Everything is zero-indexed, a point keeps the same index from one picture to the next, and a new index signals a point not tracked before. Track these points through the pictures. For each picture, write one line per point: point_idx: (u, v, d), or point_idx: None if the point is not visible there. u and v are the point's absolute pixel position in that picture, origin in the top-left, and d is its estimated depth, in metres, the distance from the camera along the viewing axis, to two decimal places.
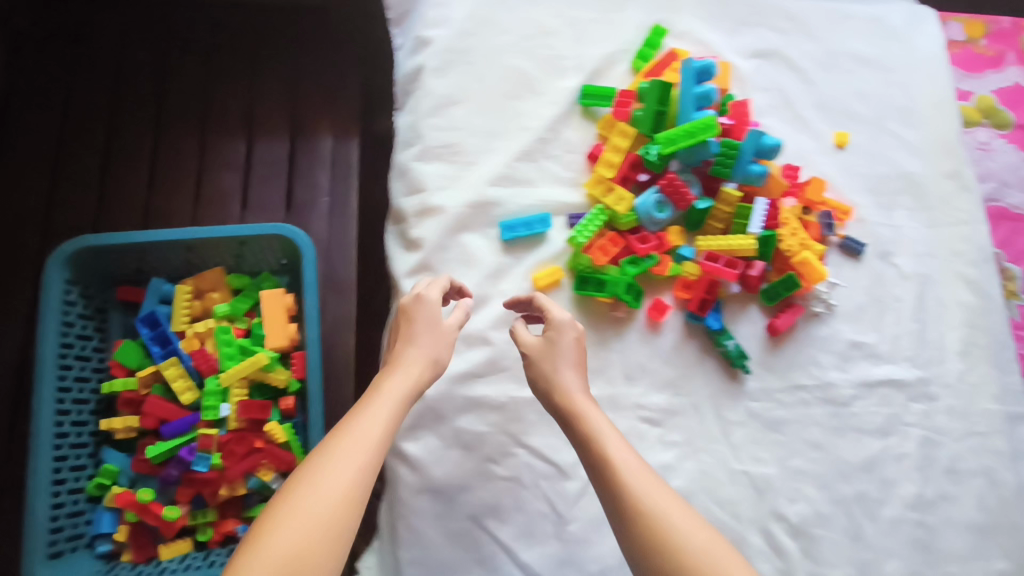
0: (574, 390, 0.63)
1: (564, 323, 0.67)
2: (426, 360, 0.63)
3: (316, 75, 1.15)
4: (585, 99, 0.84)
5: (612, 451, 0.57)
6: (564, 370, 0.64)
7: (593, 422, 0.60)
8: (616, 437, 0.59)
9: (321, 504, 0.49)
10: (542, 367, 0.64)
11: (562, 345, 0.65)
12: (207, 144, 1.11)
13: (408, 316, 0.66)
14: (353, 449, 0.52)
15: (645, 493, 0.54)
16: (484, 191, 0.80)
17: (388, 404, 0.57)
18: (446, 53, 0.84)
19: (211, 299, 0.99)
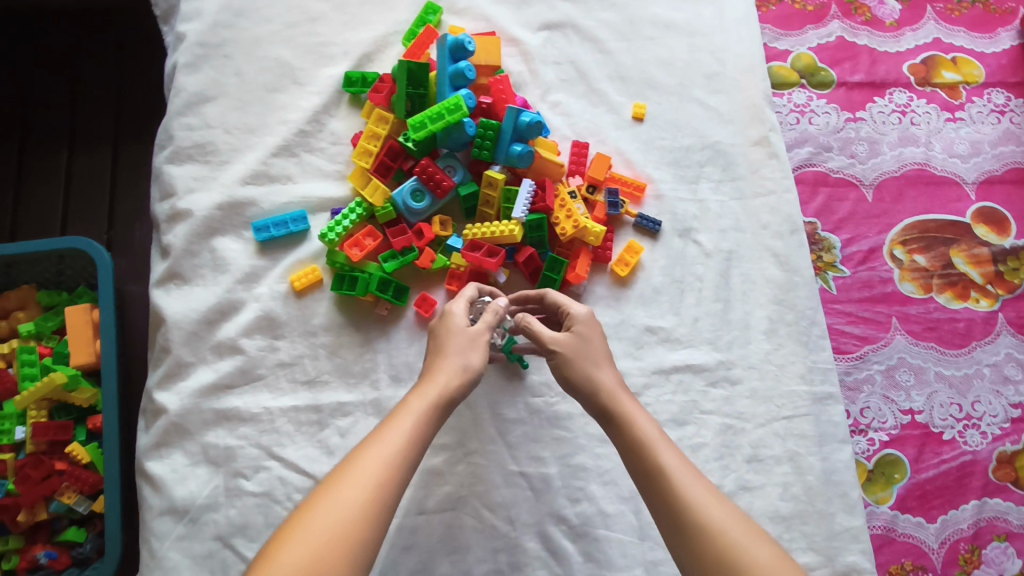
0: (610, 389, 0.61)
1: (583, 320, 0.65)
2: (465, 365, 0.61)
3: (139, 79, 1.11)
4: (348, 86, 0.81)
5: (670, 450, 0.56)
6: (596, 368, 0.62)
7: (639, 421, 0.59)
8: (663, 438, 0.58)
9: (339, 525, 0.47)
10: (580, 365, 0.62)
11: (589, 343, 0.64)
12: (26, 157, 1.08)
13: (442, 326, 0.64)
14: (370, 473, 0.50)
15: (691, 487, 0.53)
16: (236, 192, 0.77)
17: (410, 420, 0.55)
18: (197, 48, 0.81)
19: (16, 318, 0.96)
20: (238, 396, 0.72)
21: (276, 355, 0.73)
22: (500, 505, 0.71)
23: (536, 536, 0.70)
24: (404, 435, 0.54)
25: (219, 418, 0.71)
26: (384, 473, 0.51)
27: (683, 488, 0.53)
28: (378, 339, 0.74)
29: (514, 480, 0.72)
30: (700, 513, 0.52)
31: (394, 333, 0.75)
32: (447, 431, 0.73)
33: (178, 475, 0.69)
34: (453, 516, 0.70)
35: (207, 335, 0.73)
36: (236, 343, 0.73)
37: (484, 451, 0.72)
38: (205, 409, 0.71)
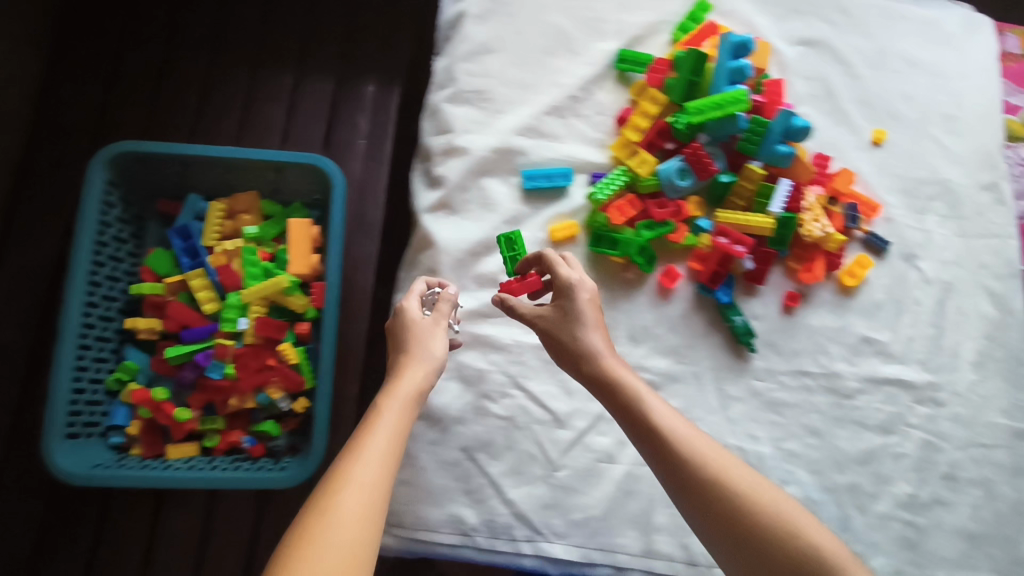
0: (600, 351, 0.62)
1: (569, 286, 0.65)
2: (429, 355, 0.64)
3: (371, 20, 1.18)
4: (620, 63, 0.86)
5: (682, 428, 0.58)
6: (588, 337, 0.62)
7: (648, 400, 0.60)
8: (658, 402, 0.60)
9: (360, 505, 0.50)
10: (559, 336, 0.64)
11: (579, 309, 0.64)
12: (256, 73, 1.14)
13: (399, 323, 0.67)
14: (377, 460, 0.54)
15: (726, 471, 0.56)
16: (511, 139, 0.82)
17: (393, 409, 0.58)
18: (487, 2, 0.86)
19: (242, 221, 1.02)
20: (493, 325, 0.78)
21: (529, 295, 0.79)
22: None
23: None
24: (391, 421, 0.58)
25: (475, 341, 0.77)
26: (383, 460, 0.54)
27: (707, 472, 0.56)
28: (621, 299, 0.80)
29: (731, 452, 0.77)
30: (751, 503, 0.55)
31: (636, 295, 0.81)
32: (674, 395, 0.79)
33: (434, 386, 0.75)
34: None
35: (471, 265, 0.79)
36: (496, 278, 0.79)
37: (705, 419, 0.78)
38: (463, 330, 0.77)
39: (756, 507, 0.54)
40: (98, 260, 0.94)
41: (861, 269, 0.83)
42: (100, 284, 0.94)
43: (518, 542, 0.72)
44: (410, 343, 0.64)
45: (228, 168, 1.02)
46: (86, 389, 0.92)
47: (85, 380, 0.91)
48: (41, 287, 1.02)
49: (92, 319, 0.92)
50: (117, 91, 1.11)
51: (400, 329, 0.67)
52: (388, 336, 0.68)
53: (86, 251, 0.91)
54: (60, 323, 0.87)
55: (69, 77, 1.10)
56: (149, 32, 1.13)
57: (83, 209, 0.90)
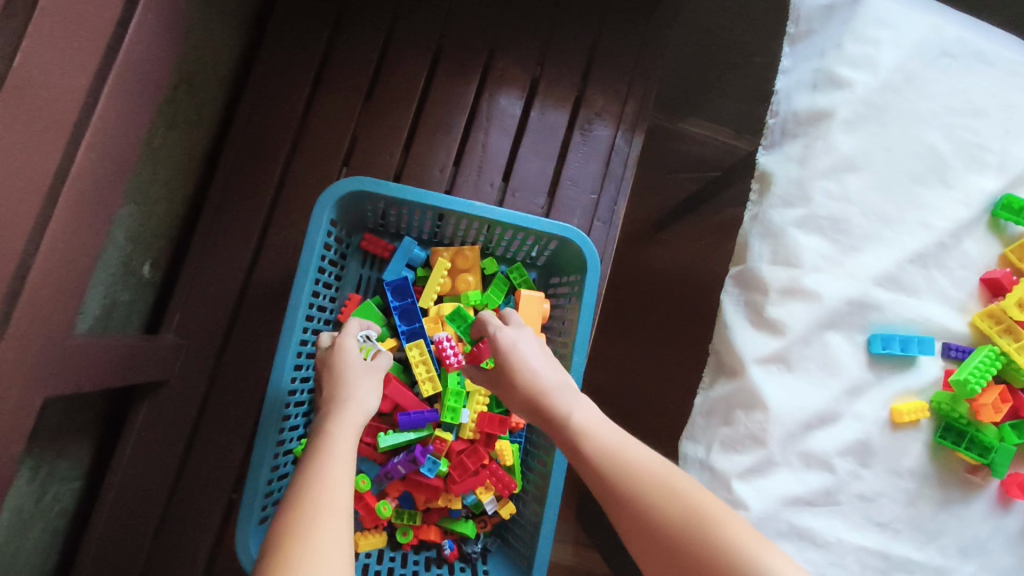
0: (543, 377, 0.67)
1: (507, 345, 0.70)
2: (365, 399, 0.66)
3: (617, 45, 1.00)
4: (1002, 210, 0.71)
5: (609, 442, 0.60)
6: (522, 371, 0.68)
7: (573, 415, 0.63)
8: (599, 432, 0.61)
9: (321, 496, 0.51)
10: (501, 382, 0.70)
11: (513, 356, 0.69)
12: (483, 94, 0.97)
13: (331, 364, 0.70)
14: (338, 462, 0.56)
15: (652, 482, 0.55)
16: (869, 290, 0.68)
17: (348, 430, 0.61)
18: (860, 105, 0.70)
19: (465, 282, 0.87)
20: (815, 516, 0.65)
21: (859, 484, 0.66)
22: None
23: None
24: (350, 440, 0.60)
25: (794, 533, 0.64)
26: (346, 464, 0.56)
27: (631, 483, 0.55)
28: (958, 503, 0.67)
29: None
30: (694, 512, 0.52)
31: (974, 502, 0.68)
32: None
33: None
34: None
35: (800, 438, 0.65)
36: (827, 461, 0.65)
37: None
38: (782, 519, 0.64)
39: (664, 515, 0.52)
40: (309, 314, 0.79)
41: None
42: (307, 342, 0.79)
43: None
44: (346, 377, 0.68)
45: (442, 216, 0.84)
46: (280, 462, 0.79)
47: (281, 454, 0.78)
48: (220, 316, 0.88)
49: (296, 386, 0.78)
50: (323, 89, 0.94)
51: (339, 365, 0.70)
52: (322, 377, 0.71)
53: (303, 306, 0.76)
54: (268, 394, 0.73)
55: (270, 62, 0.93)
56: (364, 19, 0.95)
57: (306, 257, 0.76)
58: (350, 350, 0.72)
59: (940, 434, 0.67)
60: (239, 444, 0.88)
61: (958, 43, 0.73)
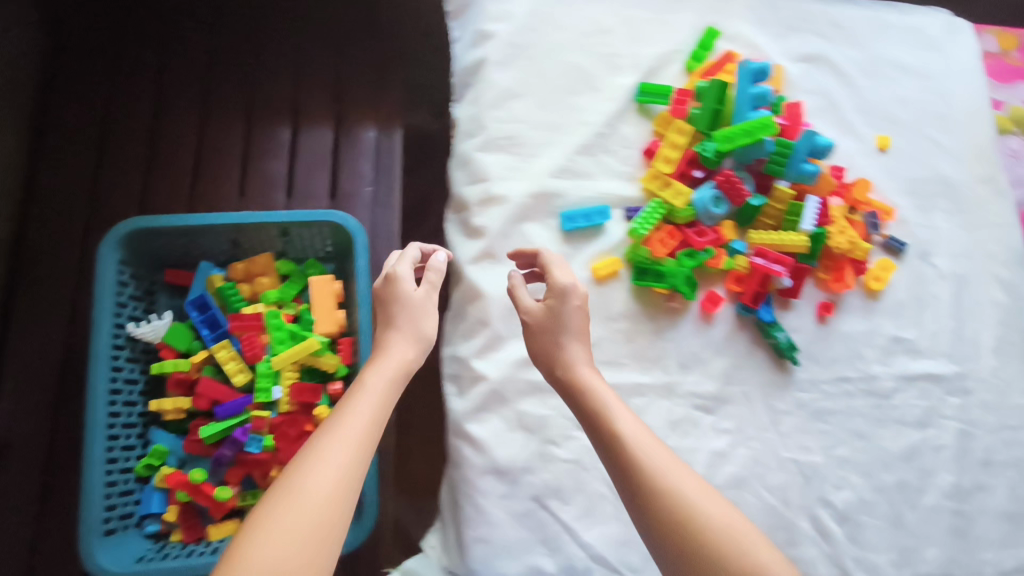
0: (578, 363, 0.66)
1: (559, 291, 0.69)
2: (421, 334, 0.69)
3: (358, 62, 1.16)
4: (642, 96, 0.87)
5: (635, 428, 0.61)
6: (559, 341, 0.68)
7: (609, 396, 0.64)
8: (624, 411, 0.63)
9: (319, 489, 0.53)
10: (544, 338, 0.68)
11: (564, 314, 0.68)
12: (251, 132, 1.11)
13: (388, 293, 0.71)
14: (339, 443, 0.57)
15: (678, 481, 0.57)
16: (546, 184, 0.82)
17: (382, 381, 0.64)
18: (507, 47, 0.86)
19: (261, 283, 1.00)
20: None
21: None
22: (775, 487, 0.79)
23: (807, 516, 0.79)
24: (356, 421, 0.59)
25: (534, 389, 0.77)
26: (355, 451, 0.57)
27: (663, 475, 0.57)
28: (668, 329, 0.82)
29: (787, 465, 0.80)
30: (687, 510, 0.55)
31: (682, 324, 0.82)
32: (727, 416, 0.81)
33: (497, 439, 0.75)
34: (738, 494, 0.78)
35: None
36: None
37: (760, 437, 0.81)
38: (520, 378, 0.77)
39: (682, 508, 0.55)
40: (116, 344, 0.90)
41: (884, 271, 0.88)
42: (121, 369, 0.90)
43: None
44: (399, 320, 0.69)
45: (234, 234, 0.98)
46: (118, 479, 0.88)
47: (116, 471, 0.87)
48: (50, 379, 0.97)
49: (117, 408, 0.88)
50: (107, 164, 1.07)
51: (393, 298, 0.71)
52: (375, 305, 0.72)
53: (104, 336, 0.87)
54: (86, 417, 0.83)
55: (55, 156, 1.06)
56: (133, 99, 1.10)
57: (98, 294, 0.87)
58: (405, 278, 0.71)
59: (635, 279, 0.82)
60: None
61: None
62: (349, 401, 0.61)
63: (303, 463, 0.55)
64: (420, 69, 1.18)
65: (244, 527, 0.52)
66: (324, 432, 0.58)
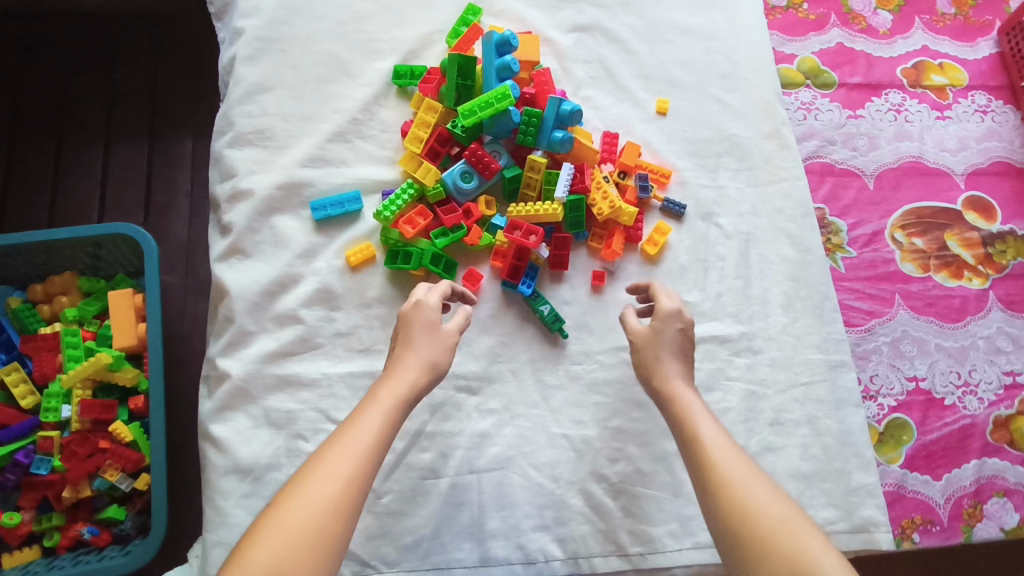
0: (675, 378, 0.68)
1: (673, 312, 0.72)
2: (434, 363, 0.66)
3: (173, 76, 1.16)
4: (398, 79, 0.86)
5: (710, 428, 0.62)
6: (664, 359, 0.69)
7: (697, 409, 0.64)
8: (707, 417, 0.64)
9: (314, 507, 0.51)
10: (646, 354, 0.70)
11: (666, 333, 0.70)
12: (63, 153, 1.11)
13: (415, 320, 0.68)
14: (347, 459, 0.55)
15: (741, 477, 0.57)
16: (296, 173, 0.82)
17: (391, 394, 0.61)
18: (256, 42, 0.86)
19: (59, 302, 0.98)
20: (298, 362, 0.76)
21: (333, 325, 0.78)
22: (544, 465, 0.76)
23: (578, 493, 0.76)
24: (373, 431, 0.58)
25: (281, 383, 0.75)
26: (361, 461, 0.55)
27: (726, 472, 0.57)
28: None
29: (557, 441, 0.77)
30: (745, 503, 0.54)
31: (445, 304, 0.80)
32: (493, 396, 0.78)
33: (241, 437, 0.73)
34: (502, 475, 0.75)
35: (268, 305, 0.77)
36: (295, 314, 0.77)
37: (528, 415, 0.78)
38: (267, 373, 0.75)
39: (738, 504, 0.55)
40: None
41: (659, 233, 0.85)
42: None
43: None
44: (415, 341, 0.67)
45: (44, 253, 0.99)
46: None
47: None
48: None
49: None
50: None
51: (427, 326, 0.68)
52: (401, 326, 0.69)
53: None
54: None
55: None
56: None
57: None
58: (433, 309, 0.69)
59: (388, 260, 0.79)
60: None
61: None
62: (362, 413, 0.60)
63: (298, 486, 0.53)
64: (205, 74, 1.16)
65: (252, 530, 0.51)
66: (340, 446, 0.56)
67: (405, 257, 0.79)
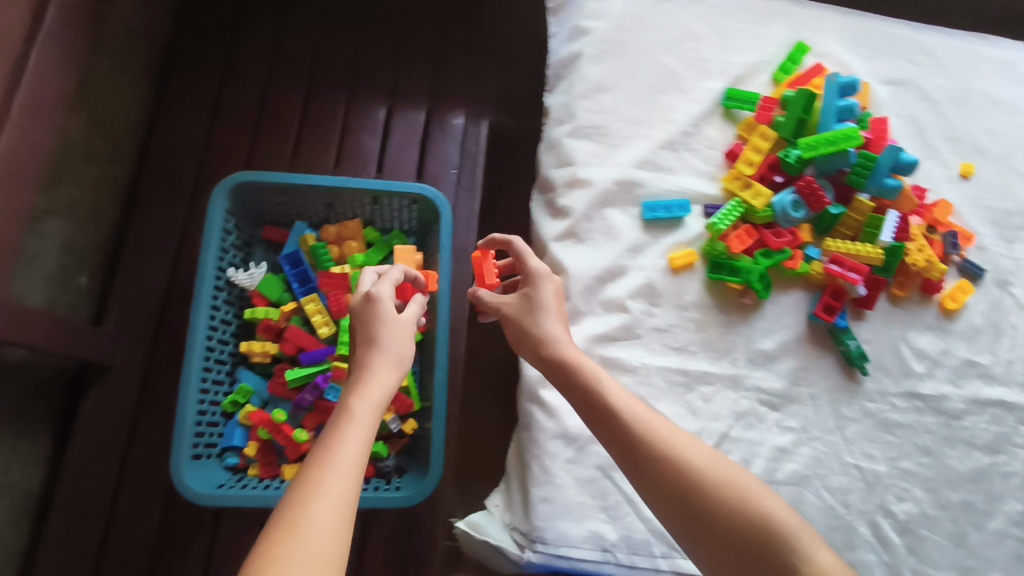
0: (557, 341, 0.70)
1: (541, 276, 0.75)
2: (399, 359, 0.68)
3: (458, 56, 1.24)
4: (728, 101, 0.91)
5: (619, 396, 0.65)
6: (543, 320, 0.72)
7: (602, 380, 0.67)
8: (613, 382, 0.67)
9: (324, 519, 0.52)
10: (521, 320, 0.73)
11: (540, 295, 0.73)
12: (351, 106, 1.19)
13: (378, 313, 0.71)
14: (352, 450, 0.57)
15: (663, 445, 0.61)
16: (631, 173, 0.87)
17: (371, 408, 0.62)
18: (602, 44, 0.92)
19: (350, 247, 1.06)
20: (621, 348, 0.82)
21: (653, 319, 0.83)
22: (837, 490, 0.79)
23: (867, 522, 0.79)
24: (363, 442, 0.59)
25: (604, 364, 0.81)
26: (356, 468, 0.56)
27: (658, 447, 0.61)
28: (740, 323, 0.84)
29: (850, 470, 0.80)
30: (689, 479, 0.60)
31: (753, 320, 0.85)
32: (792, 415, 0.82)
33: (568, 406, 0.79)
34: (799, 491, 0.79)
35: (598, 290, 0.83)
36: (622, 303, 0.83)
37: (824, 439, 0.82)
38: (594, 353, 0.81)
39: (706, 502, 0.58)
40: (218, 283, 0.97)
41: (962, 291, 0.88)
42: (219, 308, 0.97)
43: (656, 558, 0.75)
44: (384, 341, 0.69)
45: (333, 197, 1.05)
46: (208, 410, 0.95)
47: (207, 402, 0.94)
48: (152, 310, 1.05)
49: (213, 343, 0.95)
50: (219, 122, 1.15)
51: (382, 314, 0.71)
52: (359, 317, 0.72)
53: (210, 274, 0.94)
54: (187, 346, 0.91)
55: (173, 106, 1.14)
56: (247, 69, 1.18)
57: (206, 236, 0.94)
58: (386, 298, 0.72)
59: (709, 271, 0.85)
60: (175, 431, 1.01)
61: None
62: (339, 425, 0.60)
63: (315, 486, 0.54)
64: (490, 60, 1.25)
65: (270, 534, 0.51)
66: (339, 447, 0.57)
67: (728, 270, 0.84)
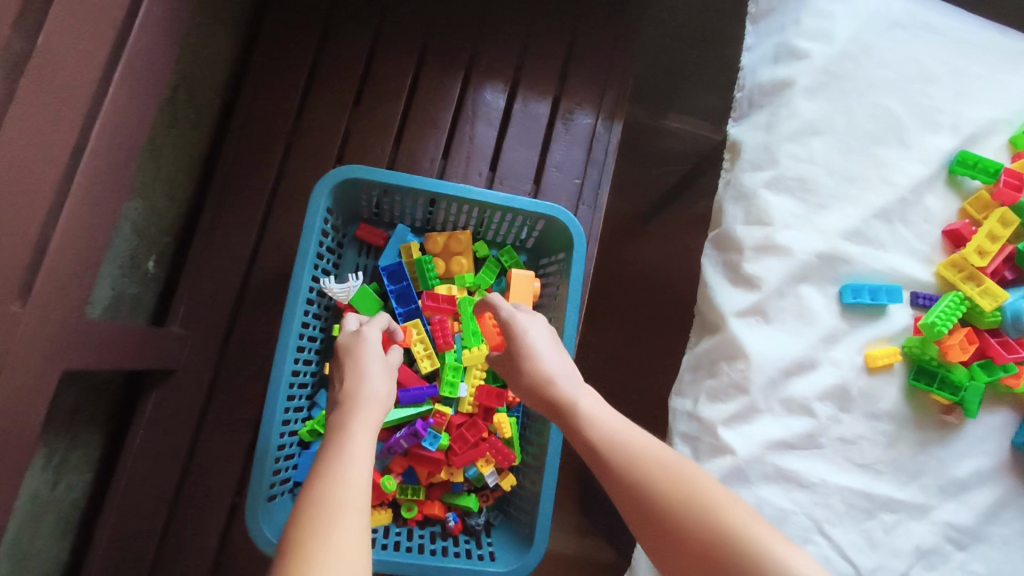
0: (552, 375, 0.65)
1: (517, 330, 0.69)
2: (387, 392, 0.63)
3: (594, 42, 1.04)
4: (959, 166, 0.74)
5: (613, 428, 0.59)
6: (528, 357, 0.66)
7: (581, 406, 0.62)
8: (601, 410, 0.62)
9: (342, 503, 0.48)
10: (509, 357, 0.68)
11: (521, 328, 0.69)
12: (467, 89, 1.01)
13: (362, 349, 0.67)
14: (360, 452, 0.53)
15: (634, 471, 0.55)
16: (837, 245, 0.71)
17: (367, 420, 0.58)
18: (821, 74, 0.73)
19: (458, 263, 0.90)
20: (799, 459, 0.69)
21: (839, 428, 0.70)
22: None
23: None
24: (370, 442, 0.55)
25: (779, 476, 0.68)
26: (363, 462, 0.52)
27: (625, 471, 0.55)
28: (936, 443, 0.71)
29: None
30: (656, 503, 0.53)
31: (951, 441, 0.72)
32: (981, 558, 0.70)
33: None
34: None
35: (781, 385, 0.69)
36: (808, 406, 0.69)
37: None
38: (768, 462, 0.68)
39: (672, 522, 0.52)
40: (309, 296, 0.82)
41: None
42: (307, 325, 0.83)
43: None
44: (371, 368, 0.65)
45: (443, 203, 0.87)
46: (285, 441, 0.82)
47: (286, 433, 0.81)
48: (224, 308, 0.91)
49: (298, 367, 0.81)
50: (314, 91, 0.98)
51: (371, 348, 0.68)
52: (343, 354, 0.69)
53: (304, 286, 0.79)
54: (272, 372, 0.76)
55: (261, 66, 0.97)
56: (349, 29, 0.99)
57: (304, 242, 0.78)
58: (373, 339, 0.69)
59: (912, 376, 0.71)
60: (241, 451, 0.89)
61: (908, 13, 0.76)
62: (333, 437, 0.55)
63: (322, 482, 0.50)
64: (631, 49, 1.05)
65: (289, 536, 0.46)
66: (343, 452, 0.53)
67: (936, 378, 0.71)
